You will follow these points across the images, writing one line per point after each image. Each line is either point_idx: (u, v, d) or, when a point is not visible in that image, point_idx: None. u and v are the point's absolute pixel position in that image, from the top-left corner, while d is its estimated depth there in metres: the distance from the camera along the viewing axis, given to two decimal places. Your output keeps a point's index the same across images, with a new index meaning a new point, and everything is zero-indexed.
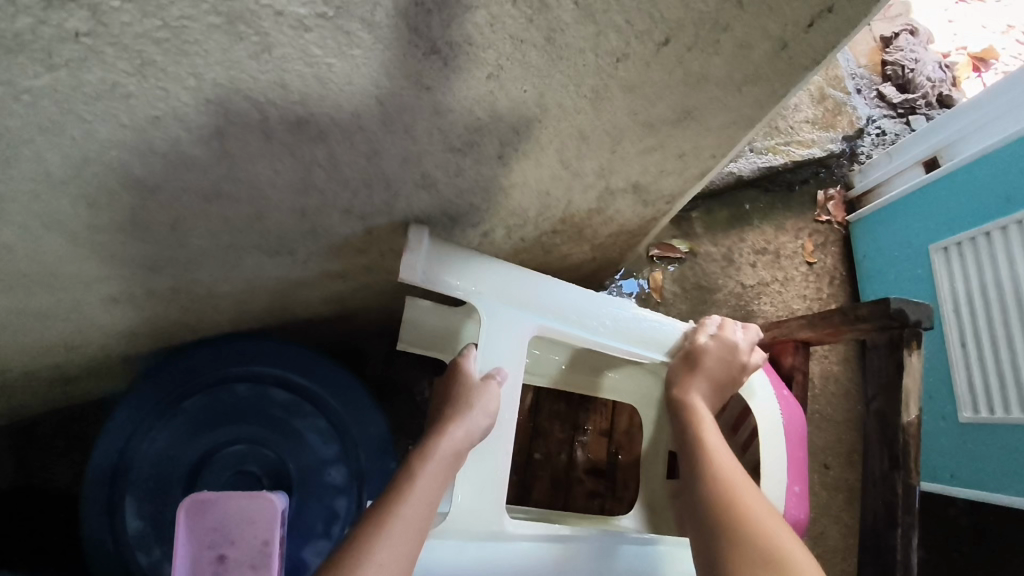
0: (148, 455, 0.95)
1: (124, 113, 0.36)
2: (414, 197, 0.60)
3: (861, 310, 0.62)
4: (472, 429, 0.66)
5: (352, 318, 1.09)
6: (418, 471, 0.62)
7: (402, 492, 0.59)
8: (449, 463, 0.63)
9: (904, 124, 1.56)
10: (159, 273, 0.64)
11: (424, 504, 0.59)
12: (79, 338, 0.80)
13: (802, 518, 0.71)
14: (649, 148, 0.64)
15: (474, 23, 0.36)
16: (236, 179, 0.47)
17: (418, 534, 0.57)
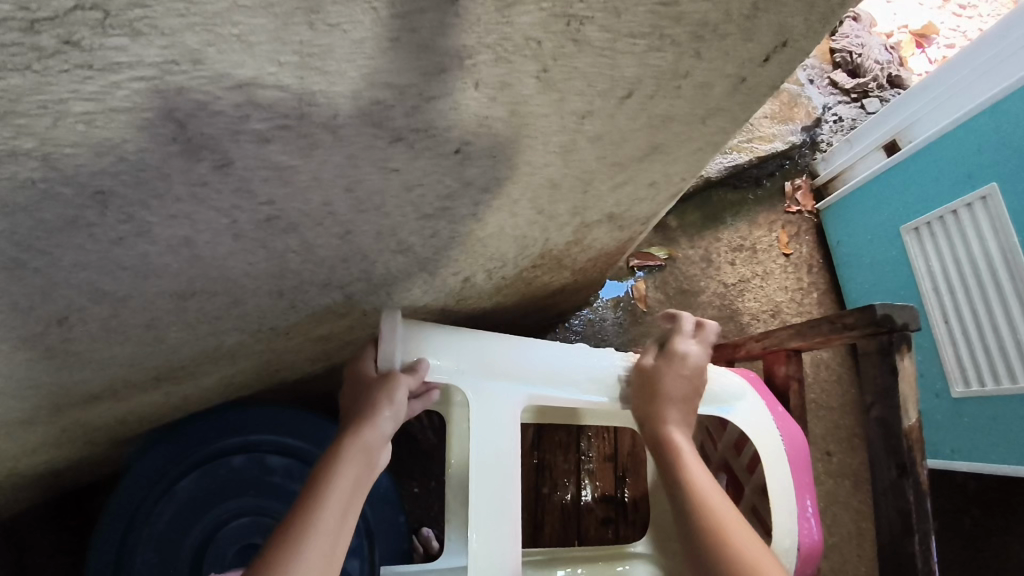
0: (150, 542, 0.92)
1: (87, 241, 0.35)
2: (392, 262, 0.59)
3: (847, 319, 0.63)
4: (385, 427, 0.63)
5: (340, 371, 1.07)
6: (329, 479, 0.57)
7: (317, 499, 0.55)
8: (365, 463, 0.60)
9: (859, 108, 1.59)
10: (139, 368, 0.62)
11: (339, 507, 0.55)
12: (62, 436, 0.77)
13: (816, 541, 0.70)
14: (620, 183, 0.64)
15: (437, 110, 0.35)
16: (209, 276, 0.46)
17: (333, 543, 0.53)
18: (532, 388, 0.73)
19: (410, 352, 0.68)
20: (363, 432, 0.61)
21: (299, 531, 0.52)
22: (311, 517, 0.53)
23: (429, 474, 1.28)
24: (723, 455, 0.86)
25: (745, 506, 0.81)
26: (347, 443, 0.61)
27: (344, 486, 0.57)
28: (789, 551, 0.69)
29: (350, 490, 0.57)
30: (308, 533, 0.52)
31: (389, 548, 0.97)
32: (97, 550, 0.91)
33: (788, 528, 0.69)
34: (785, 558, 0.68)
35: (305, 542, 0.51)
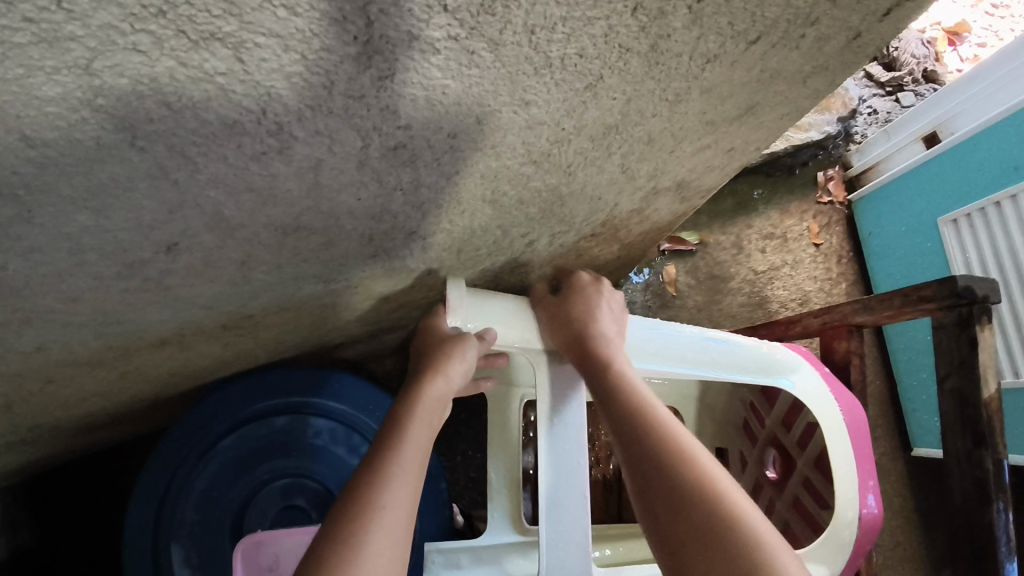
0: (193, 500, 0.92)
1: (232, 153, 0.34)
2: (477, 213, 0.59)
3: (923, 292, 0.63)
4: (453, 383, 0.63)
5: (381, 337, 1.07)
6: (408, 421, 0.57)
7: (396, 444, 0.54)
8: (435, 415, 0.60)
9: (894, 102, 1.59)
10: (214, 312, 0.62)
11: (417, 455, 0.54)
12: (115, 384, 0.76)
13: (877, 514, 0.71)
14: (703, 146, 0.64)
15: (591, 35, 0.35)
16: (319, 210, 0.46)
17: (415, 492, 0.51)
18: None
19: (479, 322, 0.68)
20: (432, 386, 0.61)
21: (384, 470, 0.51)
22: (394, 452, 0.53)
23: (456, 448, 1.28)
24: (771, 431, 0.87)
25: (797, 480, 0.82)
26: (419, 396, 0.60)
27: (419, 435, 0.56)
28: (852, 522, 0.69)
29: (425, 434, 0.57)
30: (394, 476, 0.51)
31: (429, 511, 0.96)
32: (136, 507, 0.90)
33: (848, 498, 0.70)
34: (846, 529, 0.69)
35: (391, 482, 0.50)
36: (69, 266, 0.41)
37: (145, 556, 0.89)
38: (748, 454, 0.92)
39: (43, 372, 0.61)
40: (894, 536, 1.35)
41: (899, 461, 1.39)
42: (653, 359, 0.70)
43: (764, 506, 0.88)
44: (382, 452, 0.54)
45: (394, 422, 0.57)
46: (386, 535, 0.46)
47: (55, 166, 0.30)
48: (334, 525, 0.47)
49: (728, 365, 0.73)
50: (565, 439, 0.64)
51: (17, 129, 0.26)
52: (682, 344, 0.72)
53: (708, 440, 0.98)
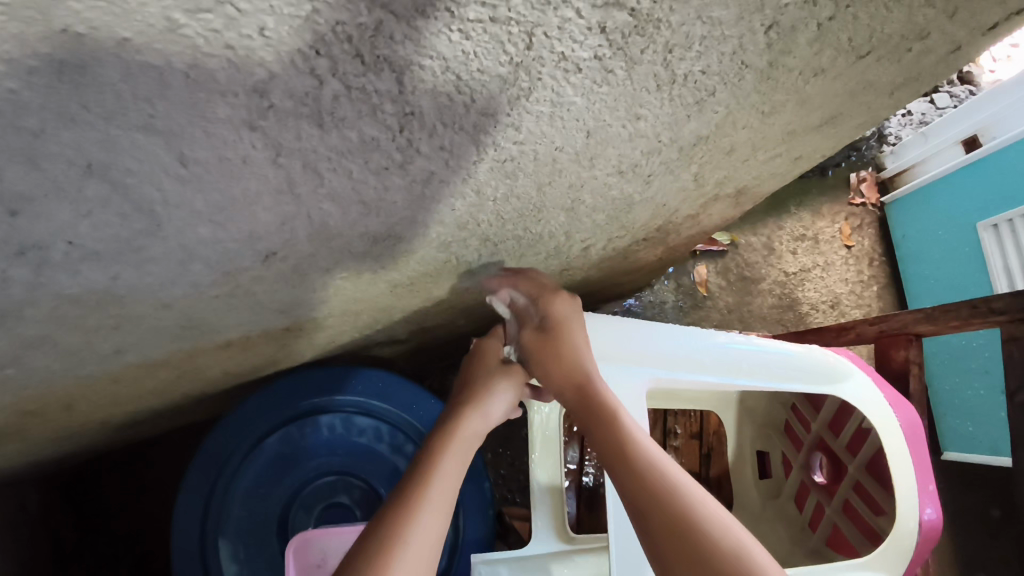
0: (239, 497, 0.92)
1: (357, 168, 0.34)
2: (552, 220, 0.59)
3: (995, 304, 0.63)
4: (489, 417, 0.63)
5: (420, 337, 1.06)
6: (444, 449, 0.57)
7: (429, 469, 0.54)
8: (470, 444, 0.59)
9: (928, 103, 1.56)
10: (284, 314, 0.61)
11: (453, 475, 0.55)
12: (169, 384, 0.76)
13: (936, 520, 0.69)
14: (776, 155, 0.63)
15: (719, 53, 0.34)
16: (414, 219, 0.45)
17: (450, 507, 0.52)
18: (658, 373, 0.66)
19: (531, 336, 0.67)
20: (472, 417, 0.62)
21: (419, 490, 0.51)
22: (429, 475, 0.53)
23: (488, 446, 1.28)
24: (818, 435, 0.85)
25: (848, 485, 0.80)
26: (461, 421, 0.61)
27: (455, 461, 0.56)
28: (912, 532, 0.68)
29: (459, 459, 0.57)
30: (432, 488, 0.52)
31: (473, 511, 0.96)
32: (182, 501, 0.90)
33: (908, 506, 0.69)
34: (905, 537, 0.68)
35: (424, 505, 0.49)
36: (173, 275, 0.41)
37: (192, 551, 0.90)
38: (791, 457, 0.91)
39: (112, 373, 0.61)
40: None
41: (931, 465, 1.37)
42: (711, 371, 0.69)
43: (810, 510, 0.86)
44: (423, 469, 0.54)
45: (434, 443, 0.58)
46: (425, 541, 0.47)
47: (197, 182, 0.30)
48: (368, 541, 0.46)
49: (784, 374, 0.72)
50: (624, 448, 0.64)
51: (177, 147, 0.26)
52: (739, 355, 0.71)
53: (748, 444, 0.97)
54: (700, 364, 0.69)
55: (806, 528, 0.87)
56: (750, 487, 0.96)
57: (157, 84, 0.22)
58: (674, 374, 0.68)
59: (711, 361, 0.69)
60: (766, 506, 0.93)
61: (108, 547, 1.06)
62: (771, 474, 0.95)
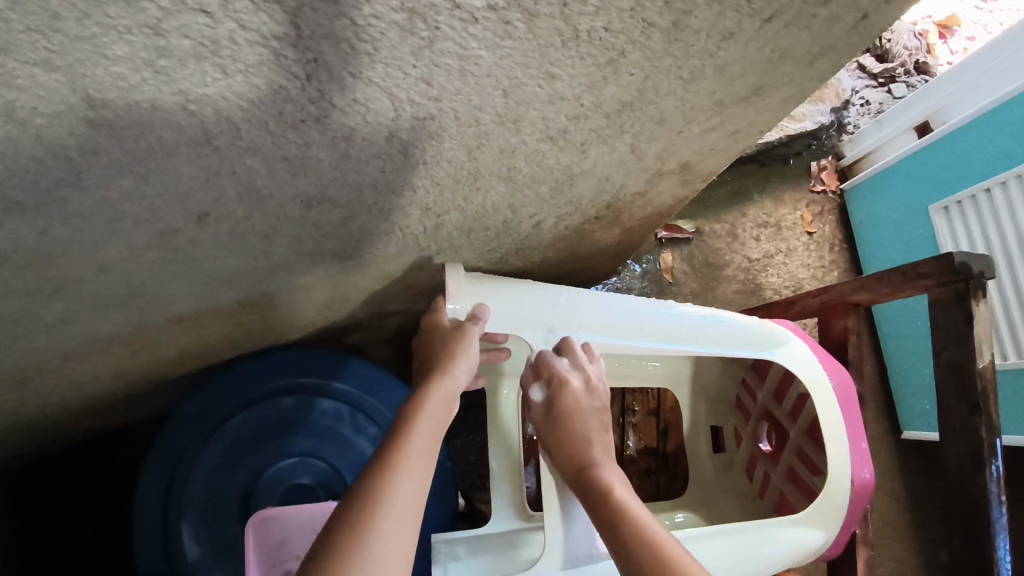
0: (201, 479, 0.92)
1: (273, 119, 0.35)
2: (492, 190, 0.60)
3: (922, 269, 0.65)
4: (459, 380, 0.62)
5: (383, 321, 1.07)
6: (415, 416, 0.57)
7: (400, 440, 0.54)
8: (443, 410, 0.59)
9: (886, 93, 1.60)
10: (232, 287, 0.62)
11: (427, 450, 0.54)
12: (126, 364, 0.77)
13: (866, 478, 0.74)
14: (711, 127, 0.65)
15: (619, 8, 0.36)
16: (345, 181, 0.47)
17: (426, 481, 0.52)
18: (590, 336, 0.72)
19: (471, 301, 0.69)
20: (441, 382, 0.61)
21: (391, 463, 0.51)
22: (402, 448, 0.53)
23: (456, 433, 1.28)
24: (764, 405, 0.88)
25: (791, 451, 0.83)
26: (431, 387, 0.60)
27: (428, 429, 0.56)
28: (844, 490, 0.73)
29: (433, 426, 0.57)
30: (406, 465, 0.51)
31: (434, 490, 0.97)
32: (145, 486, 0.90)
33: (842, 467, 0.73)
34: (838, 495, 0.72)
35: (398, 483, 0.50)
36: (105, 234, 0.42)
37: (153, 532, 0.90)
38: (742, 430, 0.94)
39: (62, 347, 0.61)
40: (884, 517, 1.37)
41: (889, 444, 1.40)
42: (649, 336, 0.74)
43: (758, 479, 0.89)
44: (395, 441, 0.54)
45: (404, 413, 0.58)
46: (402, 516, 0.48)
47: (109, 128, 0.31)
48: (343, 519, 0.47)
49: (719, 340, 0.77)
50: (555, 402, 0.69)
51: (81, 88, 0.27)
52: (677, 322, 0.75)
53: (703, 419, 1.00)
54: (638, 331, 0.74)
55: (757, 498, 0.89)
56: (704, 461, 0.99)
57: (49, 15, 0.23)
58: (603, 339, 0.73)
59: (646, 326, 0.74)
60: (721, 479, 0.95)
61: (69, 533, 1.06)
62: (724, 448, 0.98)
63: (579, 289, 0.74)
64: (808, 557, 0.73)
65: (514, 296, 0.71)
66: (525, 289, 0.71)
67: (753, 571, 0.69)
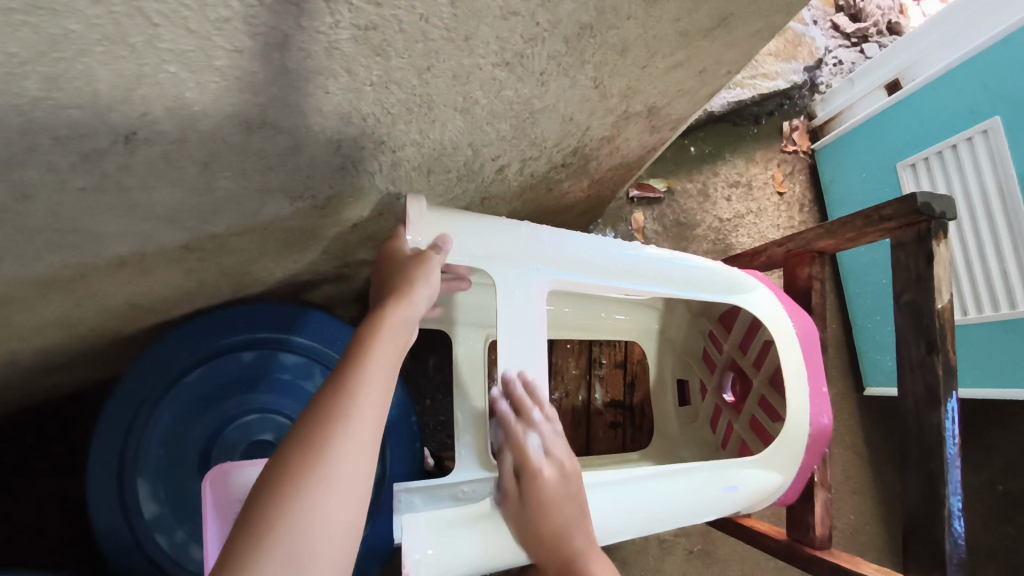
0: (157, 436, 0.89)
1: (194, 15, 0.32)
2: (449, 124, 0.58)
3: (885, 211, 0.64)
4: (421, 305, 0.60)
5: (348, 277, 1.05)
6: (373, 337, 0.55)
7: (357, 362, 0.52)
8: (404, 332, 0.57)
9: (858, 53, 1.59)
10: (176, 227, 0.59)
11: (386, 373, 0.53)
12: (73, 316, 0.74)
13: (825, 424, 0.75)
14: (677, 64, 0.64)
15: None
16: (286, 103, 0.44)
17: (385, 407, 0.52)
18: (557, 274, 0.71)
19: (434, 234, 0.66)
20: (402, 305, 0.58)
21: (346, 389, 0.50)
22: (358, 372, 0.51)
23: (425, 393, 1.27)
24: (730, 355, 0.89)
25: (753, 400, 0.84)
26: (390, 308, 0.58)
27: (388, 353, 0.54)
28: (802, 434, 0.74)
29: (394, 351, 0.55)
30: (362, 389, 0.50)
31: (402, 446, 0.96)
32: (98, 445, 0.87)
33: (802, 412, 0.74)
34: (795, 439, 0.74)
35: (354, 408, 0.49)
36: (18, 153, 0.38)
37: (109, 490, 0.88)
38: (708, 383, 0.94)
39: None
40: (844, 469, 1.42)
41: (851, 400, 1.44)
42: (617, 277, 0.74)
43: (722, 430, 0.89)
44: (348, 368, 0.52)
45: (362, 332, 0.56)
46: (359, 448, 0.47)
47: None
48: (298, 455, 0.46)
49: (685, 282, 0.77)
50: (522, 337, 0.68)
51: None
52: (645, 263, 0.76)
53: (669, 372, 1.00)
54: (604, 269, 0.74)
55: (719, 449, 0.90)
56: (670, 412, 0.99)
57: None
58: (566, 279, 0.72)
59: (611, 264, 0.74)
60: (685, 432, 0.96)
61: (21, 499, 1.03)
62: (689, 400, 0.98)
63: (548, 227, 0.73)
64: (764, 501, 0.75)
65: (482, 231, 0.69)
66: (492, 226, 0.69)
67: (710, 509, 0.71)
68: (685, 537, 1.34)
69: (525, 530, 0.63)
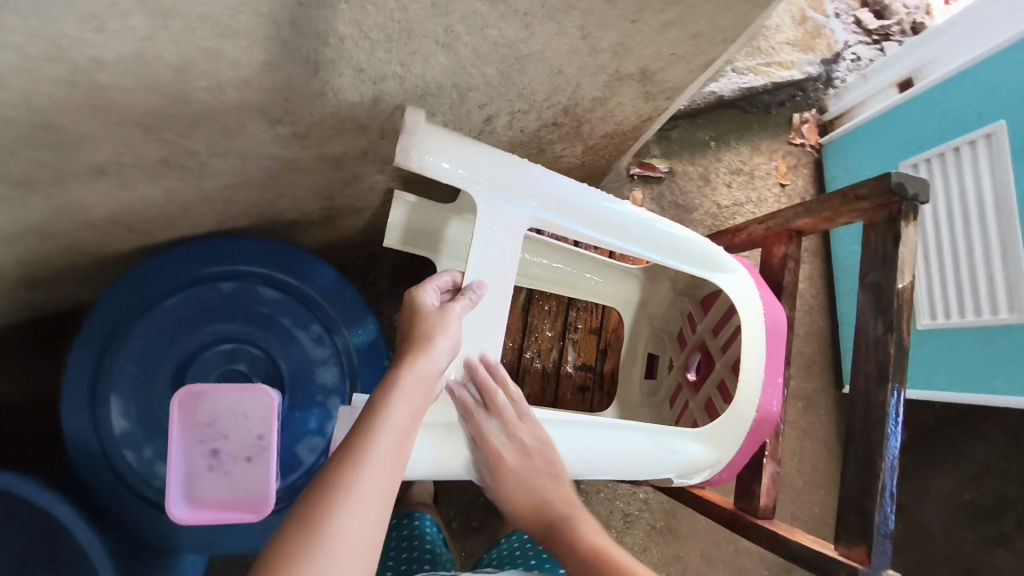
0: (132, 355, 0.91)
1: None
2: (430, 59, 0.58)
3: (861, 189, 0.65)
4: (436, 363, 0.62)
5: (336, 223, 1.06)
6: (388, 397, 0.58)
7: (371, 424, 0.55)
8: (420, 394, 0.59)
9: (878, 51, 1.57)
10: (155, 139, 0.60)
11: (395, 441, 0.55)
12: (55, 226, 0.75)
13: (773, 412, 0.76)
14: (668, 24, 0.63)
15: None
16: (260, 9, 0.44)
17: (393, 474, 0.54)
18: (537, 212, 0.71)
19: (425, 148, 0.65)
20: (418, 363, 0.60)
21: (357, 451, 0.53)
22: (369, 436, 0.54)
23: None
24: (701, 336, 0.90)
25: (713, 382, 0.85)
26: (406, 368, 0.60)
27: (399, 413, 0.57)
28: (748, 416, 0.75)
29: (408, 413, 0.58)
30: (371, 453, 0.53)
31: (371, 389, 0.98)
32: (75, 357, 0.89)
33: (751, 395, 0.75)
34: (741, 420, 0.75)
35: (360, 472, 0.51)
36: None
37: (80, 401, 0.90)
38: (675, 361, 0.96)
39: None
40: (813, 464, 1.43)
41: (828, 396, 1.45)
42: (596, 228, 0.74)
43: (679, 408, 0.91)
44: (360, 432, 0.55)
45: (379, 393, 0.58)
46: (363, 512, 0.50)
47: None
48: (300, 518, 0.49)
49: (666, 248, 0.77)
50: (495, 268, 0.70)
51: None
52: (628, 221, 0.75)
53: (642, 344, 1.00)
54: (586, 218, 0.74)
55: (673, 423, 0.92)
56: (634, 383, 1.01)
57: None
58: (546, 222, 0.72)
59: (595, 213, 0.74)
60: (644, 403, 0.98)
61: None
62: (655, 374, 0.99)
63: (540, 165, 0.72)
64: (705, 473, 0.78)
65: (475, 156, 0.67)
66: (485, 154, 0.68)
67: (651, 472, 0.74)
68: (648, 513, 1.37)
69: (516, 506, 0.69)
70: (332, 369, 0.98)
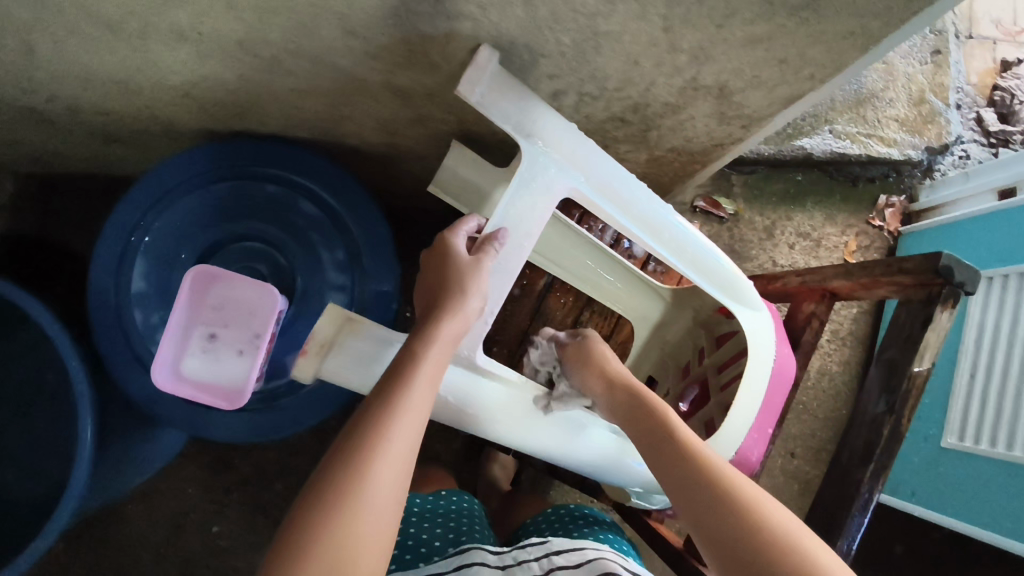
0: (170, 224, 0.97)
1: None
2: (508, 8, 0.58)
3: (907, 263, 0.62)
4: (464, 322, 0.68)
5: (390, 163, 1.08)
6: (423, 351, 0.64)
7: (410, 374, 0.61)
8: (448, 349, 0.66)
9: (990, 154, 1.46)
10: (234, 17, 0.62)
11: (427, 391, 0.62)
12: (133, 83, 0.79)
13: (754, 458, 0.77)
14: (756, 40, 0.61)
15: None
16: None
17: (421, 424, 0.60)
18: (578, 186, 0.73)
19: (489, 94, 0.66)
20: (451, 322, 0.66)
21: (395, 400, 0.59)
22: (405, 386, 0.60)
23: None
24: (704, 372, 0.88)
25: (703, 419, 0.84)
26: (440, 326, 0.66)
27: (432, 366, 0.63)
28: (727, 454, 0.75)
29: (439, 366, 0.64)
30: (406, 404, 0.59)
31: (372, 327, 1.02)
32: (115, 217, 0.91)
33: (734, 437, 0.75)
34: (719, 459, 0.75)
35: (395, 419, 0.57)
36: None
37: (107, 255, 0.92)
38: (672, 390, 0.96)
39: (66, 16, 0.63)
40: None
41: None
42: (632, 220, 0.75)
43: None
44: (398, 381, 0.60)
45: (414, 347, 0.64)
46: (397, 454, 0.56)
47: None
48: (344, 458, 0.54)
49: (696, 264, 0.77)
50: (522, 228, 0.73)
51: None
52: (666, 225, 0.76)
53: (646, 367, 1.01)
54: (625, 208, 0.75)
55: None
56: None
57: None
58: (584, 199, 0.74)
59: (634, 205, 0.75)
60: None
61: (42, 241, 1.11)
62: None
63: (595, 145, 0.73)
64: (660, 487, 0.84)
65: (537, 117, 0.69)
66: (546, 116, 0.70)
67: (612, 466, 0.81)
68: None
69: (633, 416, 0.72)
70: (343, 295, 1.03)
